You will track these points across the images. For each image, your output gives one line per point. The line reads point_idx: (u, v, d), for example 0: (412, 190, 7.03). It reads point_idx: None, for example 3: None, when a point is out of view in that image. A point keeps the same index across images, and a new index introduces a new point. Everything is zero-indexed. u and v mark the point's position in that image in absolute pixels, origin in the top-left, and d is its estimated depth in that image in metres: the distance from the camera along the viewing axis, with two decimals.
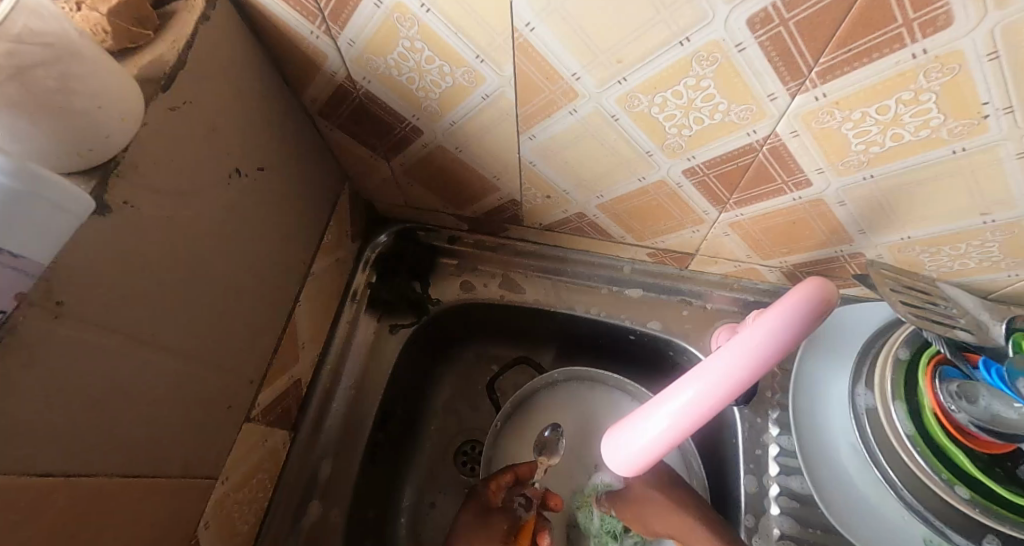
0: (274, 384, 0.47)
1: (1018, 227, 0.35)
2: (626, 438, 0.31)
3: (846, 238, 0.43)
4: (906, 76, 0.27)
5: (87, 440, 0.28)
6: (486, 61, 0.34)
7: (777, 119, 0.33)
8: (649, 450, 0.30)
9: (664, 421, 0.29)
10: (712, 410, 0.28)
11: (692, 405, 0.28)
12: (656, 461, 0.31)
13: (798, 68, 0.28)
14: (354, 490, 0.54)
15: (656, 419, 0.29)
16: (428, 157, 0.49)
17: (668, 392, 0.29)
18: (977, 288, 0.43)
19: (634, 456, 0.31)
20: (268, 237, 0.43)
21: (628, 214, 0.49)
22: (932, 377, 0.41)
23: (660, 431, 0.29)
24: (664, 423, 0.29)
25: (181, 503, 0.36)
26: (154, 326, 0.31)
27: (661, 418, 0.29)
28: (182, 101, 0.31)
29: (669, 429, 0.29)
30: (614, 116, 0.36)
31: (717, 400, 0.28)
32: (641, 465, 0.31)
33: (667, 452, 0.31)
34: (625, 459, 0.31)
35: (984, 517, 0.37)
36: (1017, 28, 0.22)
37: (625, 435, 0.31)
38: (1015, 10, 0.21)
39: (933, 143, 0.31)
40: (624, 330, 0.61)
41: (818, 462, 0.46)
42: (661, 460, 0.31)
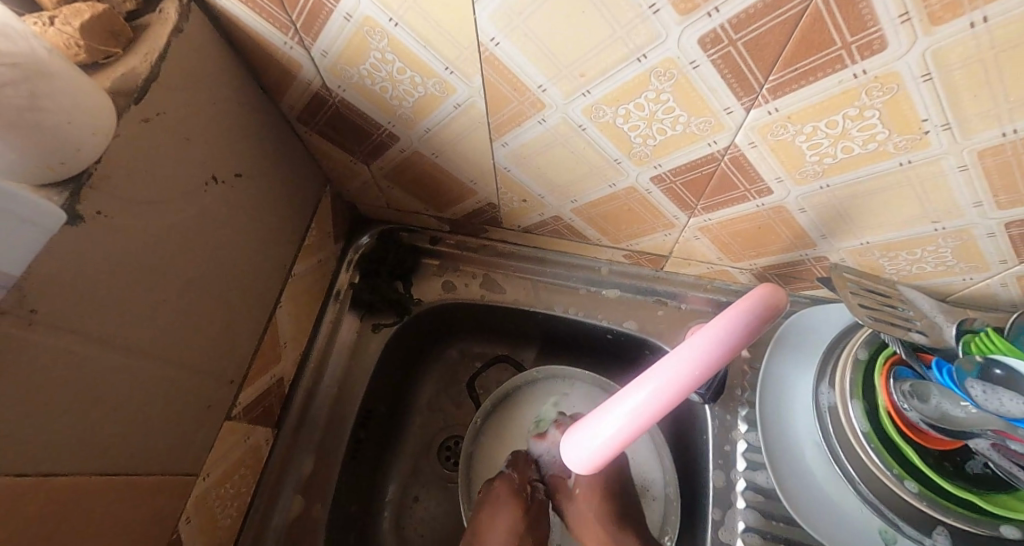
0: (255, 384, 0.48)
1: (967, 235, 0.36)
2: (583, 438, 0.32)
3: (810, 242, 0.44)
4: (849, 94, 0.28)
5: (64, 441, 0.29)
6: (454, 72, 0.35)
7: (735, 131, 0.34)
8: (604, 449, 0.32)
9: (616, 423, 0.30)
10: (663, 410, 0.29)
11: (641, 408, 0.29)
12: (613, 458, 0.33)
13: (749, 84, 0.29)
14: (337, 486, 0.55)
15: (609, 421, 0.31)
16: (406, 162, 0.50)
17: (620, 395, 0.30)
18: (934, 290, 0.44)
19: (591, 455, 0.32)
20: (247, 241, 0.44)
21: (602, 218, 0.50)
22: (887, 376, 0.43)
23: (613, 431, 0.31)
24: (616, 424, 0.30)
25: (161, 500, 0.37)
26: (131, 330, 0.32)
27: (616, 418, 0.30)
28: (155, 113, 0.32)
29: (621, 430, 0.30)
30: (581, 125, 0.37)
31: (665, 404, 0.29)
32: (597, 463, 0.32)
33: (622, 450, 0.32)
34: (582, 457, 0.33)
35: (931, 509, 0.40)
36: (945, 54, 0.23)
37: (583, 435, 0.32)
38: (942, 36, 0.22)
39: (881, 156, 0.32)
40: (602, 329, 0.62)
41: (782, 457, 0.48)
42: (618, 456, 0.32)
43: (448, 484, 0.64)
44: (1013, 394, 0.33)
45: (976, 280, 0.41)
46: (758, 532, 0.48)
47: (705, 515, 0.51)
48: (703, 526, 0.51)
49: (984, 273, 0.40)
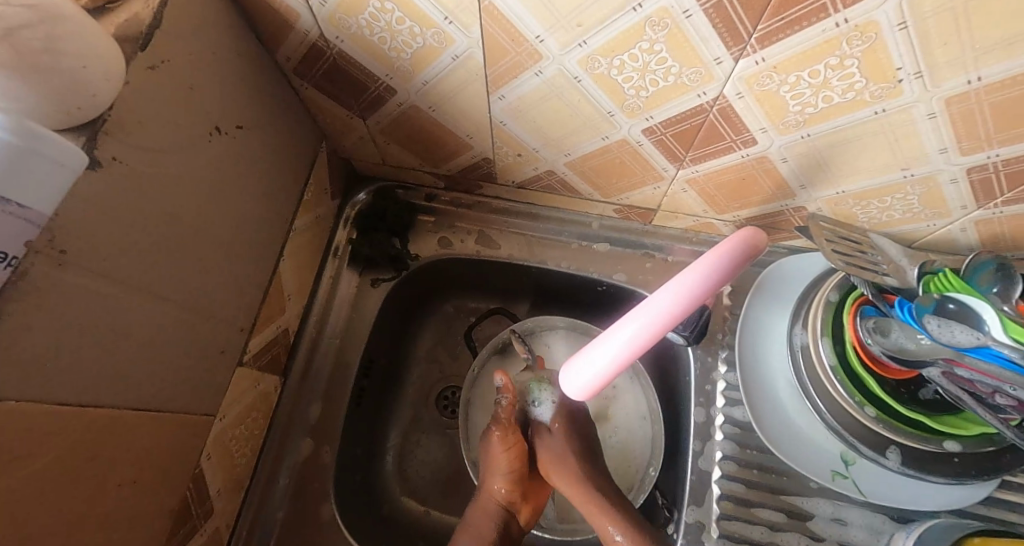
0: (263, 333, 0.50)
1: (933, 182, 0.39)
2: (578, 369, 0.35)
3: (790, 193, 0.47)
4: (831, 43, 0.30)
5: (94, 374, 0.31)
6: (454, 22, 0.35)
7: (724, 82, 0.36)
8: (597, 379, 0.35)
9: (607, 355, 0.33)
10: (652, 340, 0.32)
11: (633, 339, 0.32)
12: (607, 385, 0.36)
13: (739, 34, 0.31)
14: (343, 430, 0.58)
15: (604, 350, 0.33)
16: (402, 116, 0.51)
17: (611, 330, 0.33)
18: (901, 238, 0.48)
19: (583, 384, 0.35)
20: (250, 193, 0.44)
21: (594, 171, 0.52)
22: (855, 315, 0.47)
23: (605, 361, 0.33)
24: (610, 354, 0.33)
25: (184, 436, 0.40)
26: (151, 274, 0.34)
27: (609, 348, 0.33)
28: (160, 60, 0.32)
29: (610, 361, 0.33)
30: (577, 77, 0.38)
31: (650, 337, 0.32)
32: (592, 389, 0.35)
33: (611, 380, 0.35)
34: (577, 386, 0.36)
35: (886, 430, 0.44)
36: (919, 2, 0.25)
37: (579, 364, 0.35)
38: None
39: (858, 105, 0.34)
40: (594, 281, 0.65)
41: (759, 393, 0.52)
42: (610, 383, 0.35)
43: (448, 430, 0.68)
44: (964, 327, 0.38)
45: (939, 226, 0.44)
46: (735, 460, 0.52)
47: (686, 447, 0.55)
48: (683, 456, 0.56)
49: (946, 220, 0.43)
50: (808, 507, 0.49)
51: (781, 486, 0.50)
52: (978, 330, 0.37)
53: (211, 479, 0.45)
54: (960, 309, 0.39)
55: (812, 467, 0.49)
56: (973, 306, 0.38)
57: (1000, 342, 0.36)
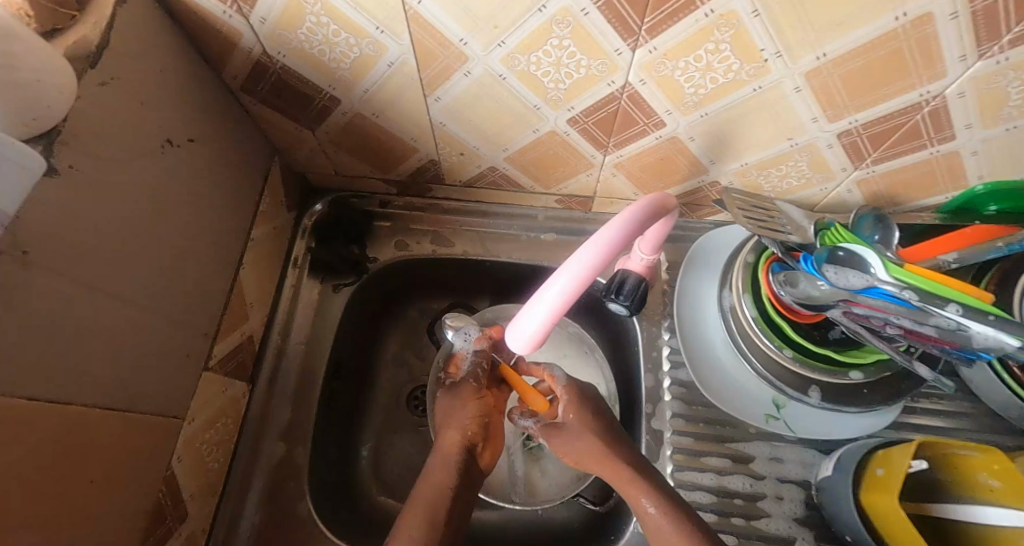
0: (227, 338, 0.51)
1: (815, 148, 0.47)
2: (519, 326, 0.38)
3: (703, 168, 0.53)
4: (705, 31, 0.36)
5: (64, 373, 0.32)
6: (385, 31, 0.39)
7: (627, 70, 0.41)
8: (536, 333, 0.38)
9: (547, 305, 0.36)
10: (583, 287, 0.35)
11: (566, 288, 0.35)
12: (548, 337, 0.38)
13: (630, 26, 0.36)
14: (315, 431, 0.60)
15: (542, 303, 0.36)
16: (349, 125, 0.54)
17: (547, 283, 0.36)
18: (805, 203, 0.57)
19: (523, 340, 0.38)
20: (206, 202, 0.47)
21: (532, 164, 0.57)
22: (767, 271, 0.52)
23: (544, 313, 0.36)
24: (548, 305, 0.36)
25: (154, 437, 0.41)
26: (114, 278, 0.36)
27: (546, 300, 0.36)
28: (110, 77, 0.35)
29: (545, 315, 0.36)
30: (501, 75, 0.43)
31: (578, 290, 0.35)
32: (533, 344, 0.38)
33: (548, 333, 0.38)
34: (519, 341, 0.38)
35: (804, 370, 0.50)
36: None
37: (521, 320, 0.38)
38: None
39: (739, 84, 0.40)
40: (545, 269, 0.69)
41: (697, 352, 0.57)
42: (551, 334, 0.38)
43: (420, 427, 0.70)
44: (856, 272, 0.44)
45: (831, 189, 0.53)
46: (683, 416, 0.57)
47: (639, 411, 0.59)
48: (638, 420, 0.59)
49: (834, 183, 0.52)
50: (749, 451, 0.54)
51: (725, 434, 0.55)
52: (867, 273, 0.44)
53: (183, 482, 0.46)
54: (850, 255, 0.45)
55: (748, 412, 0.55)
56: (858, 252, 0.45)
57: (883, 281, 0.43)
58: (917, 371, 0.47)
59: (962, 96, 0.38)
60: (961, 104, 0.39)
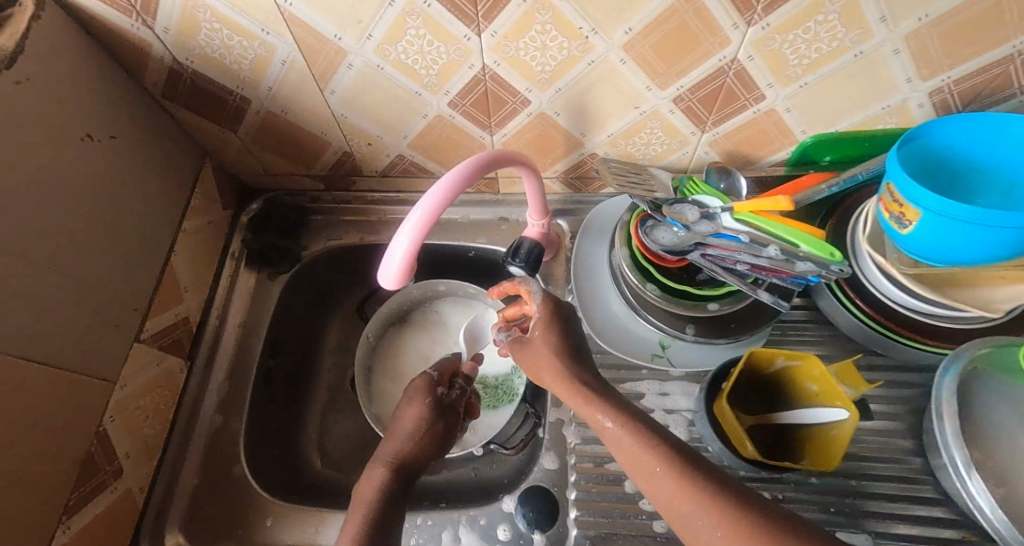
0: (159, 317, 0.57)
1: (660, 115, 0.55)
2: (384, 263, 0.41)
3: (578, 141, 0.61)
4: (530, 14, 0.44)
5: (3, 322, 0.39)
6: (270, 32, 0.46)
7: (481, 54, 0.48)
8: (401, 268, 0.41)
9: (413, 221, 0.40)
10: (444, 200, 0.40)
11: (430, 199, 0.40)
12: (415, 261, 0.41)
13: (468, 15, 0.44)
14: (251, 405, 0.65)
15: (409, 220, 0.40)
16: (263, 123, 0.61)
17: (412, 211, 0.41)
18: (675, 168, 0.65)
19: (393, 271, 0.41)
20: (132, 190, 0.53)
21: (432, 149, 0.64)
22: (638, 223, 0.59)
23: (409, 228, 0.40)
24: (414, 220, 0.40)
25: (87, 396, 0.46)
26: (38, 250, 0.42)
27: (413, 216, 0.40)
28: (26, 77, 0.41)
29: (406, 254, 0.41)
30: (379, 66, 0.50)
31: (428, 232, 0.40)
32: (397, 281, 0.41)
33: (416, 264, 0.42)
34: (386, 279, 0.42)
35: (672, 305, 0.57)
36: None
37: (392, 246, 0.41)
38: None
39: (575, 60, 0.48)
40: (464, 249, 0.76)
41: (593, 307, 0.65)
42: (418, 259, 0.41)
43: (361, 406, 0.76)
44: (693, 208, 0.56)
45: (691, 152, 0.61)
46: None
47: None
48: None
49: (689, 146, 0.60)
50: (641, 388, 0.60)
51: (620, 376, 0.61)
52: (714, 221, 0.55)
53: (117, 442, 0.51)
54: (705, 206, 0.56)
55: (637, 352, 0.61)
56: (711, 205, 0.56)
57: (723, 208, 0.55)
58: (760, 299, 0.54)
59: (751, 59, 0.47)
60: (754, 66, 0.47)
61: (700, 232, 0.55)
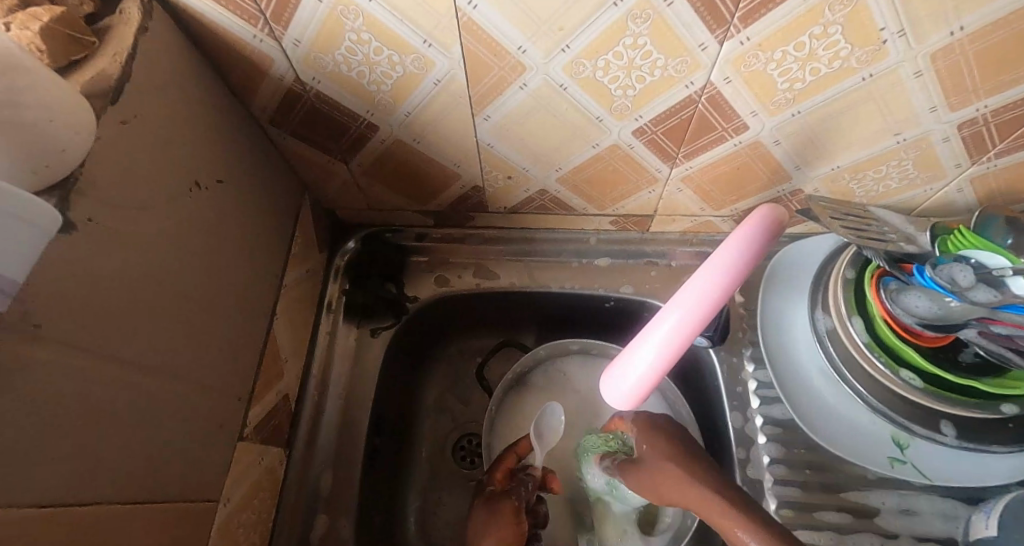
0: (261, 401, 0.47)
1: (926, 143, 0.41)
2: (609, 388, 0.34)
3: (786, 176, 0.47)
4: (814, 11, 0.30)
5: (94, 461, 0.28)
6: (433, 44, 0.35)
7: (710, 68, 0.36)
8: (630, 398, 0.33)
9: (661, 343, 0.31)
10: (705, 313, 0.30)
11: (687, 315, 0.30)
12: (654, 384, 0.33)
13: (721, 15, 0.31)
14: (357, 498, 0.54)
15: (654, 340, 0.31)
16: (386, 154, 0.49)
17: (657, 324, 0.31)
18: (901, 207, 0.50)
19: (626, 396, 0.34)
20: (237, 247, 0.42)
21: (587, 184, 0.51)
22: (877, 287, 0.45)
23: (653, 352, 0.31)
24: (662, 343, 0.31)
25: (183, 529, 0.36)
26: (140, 350, 0.31)
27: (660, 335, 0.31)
28: (133, 114, 0.30)
29: (640, 385, 0.33)
30: (562, 85, 0.38)
31: (669, 360, 0.31)
32: (628, 409, 0.34)
33: (655, 384, 0.33)
34: (612, 404, 0.35)
35: (935, 402, 0.43)
36: None
37: (626, 366, 0.33)
38: None
39: (846, 73, 0.35)
40: (601, 298, 0.63)
41: (794, 387, 0.50)
42: (659, 382, 0.33)
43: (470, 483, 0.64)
44: (964, 269, 0.40)
45: (938, 189, 0.46)
46: (785, 462, 0.49)
47: (729, 456, 0.52)
48: (727, 466, 0.52)
49: (941, 182, 0.45)
50: (872, 501, 0.47)
51: (838, 483, 0.48)
52: (1001, 290, 0.38)
53: None
54: (983, 267, 0.40)
55: (865, 455, 0.47)
56: (994, 265, 0.39)
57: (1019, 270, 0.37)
58: None
59: None
60: None
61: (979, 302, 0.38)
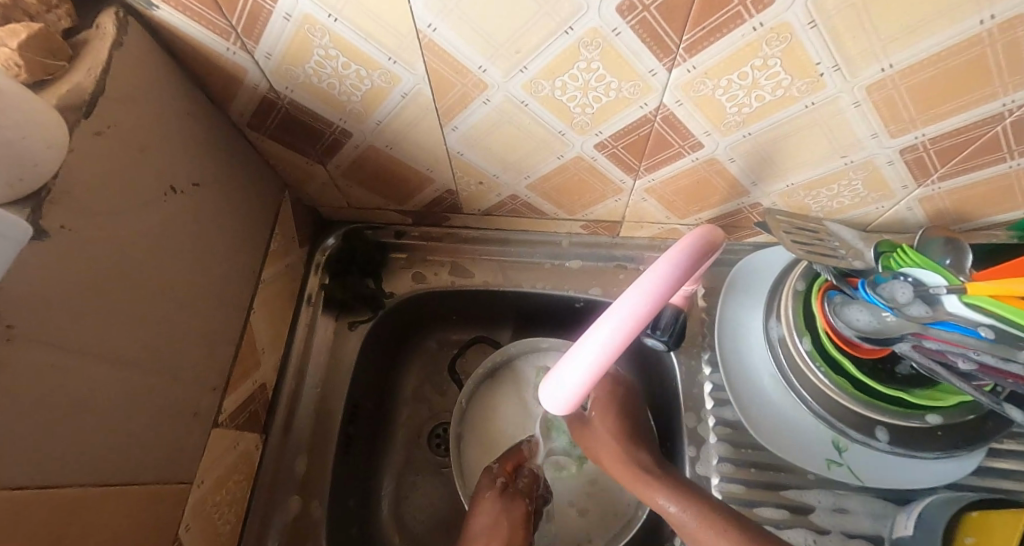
0: (237, 391, 0.49)
1: (872, 165, 0.42)
2: (547, 392, 0.36)
3: (744, 190, 0.49)
4: (753, 46, 0.32)
5: (70, 447, 0.31)
6: (398, 61, 0.37)
7: (662, 92, 0.37)
8: (567, 401, 0.36)
9: (601, 341, 0.32)
10: (643, 317, 0.32)
11: (626, 316, 0.31)
12: (593, 384, 0.35)
13: (667, 46, 0.33)
14: (330, 482, 0.57)
15: (594, 339, 0.32)
16: (361, 157, 0.51)
17: (597, 325, 0.32)
18: (856, 221, 0.52)
19: (566, 395, 0.35)
20: (213, 246, 0.44)
21: (556, 191, 0.53)
22: (822, 300, 0.48)
23: (594, 351, 0.33)
24: (602, 341, 0.32)
25: (157, 509, 0.39)
26: (114, 345, 0.33)
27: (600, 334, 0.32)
28: (106, 125, 0.32)
29: (573, 391, 0.35)
30: (524, 102, 0.40)
31: (600, 371, 0.34)
32: (566, 408, 0.36)
33: (592, 386, 0.35)
34: (550, 406, 0.37)
35: (870, 410, 0.46)
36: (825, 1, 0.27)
37: (568, 365, 0.34)
38: None
39: (789, 100, 0.37)
40: (572, 299, 0.65)
41: (745, 392, 0.52)
42: (597, 383, 0.35)
43: (442, 469, 0.67)
44: (903, 285, 0.41)
45: (889, 207, 0.48)
46: (732, 461, 0.53)
47: (681, 453, 0.55)
48: (680, 463, 0.55)
49: (892, 200, 0.47)
50: (809, 500, 0.50)
51: (779, 482, 0.51)
52: (934, 307, 0.40)
53: None
54: (920, 283, 0.41)
55: (808, 458, 0.50)
56: (932, 282, 0.41)
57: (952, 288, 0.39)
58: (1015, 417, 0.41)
59: None
60: None
61: (912, 317, 0.40)
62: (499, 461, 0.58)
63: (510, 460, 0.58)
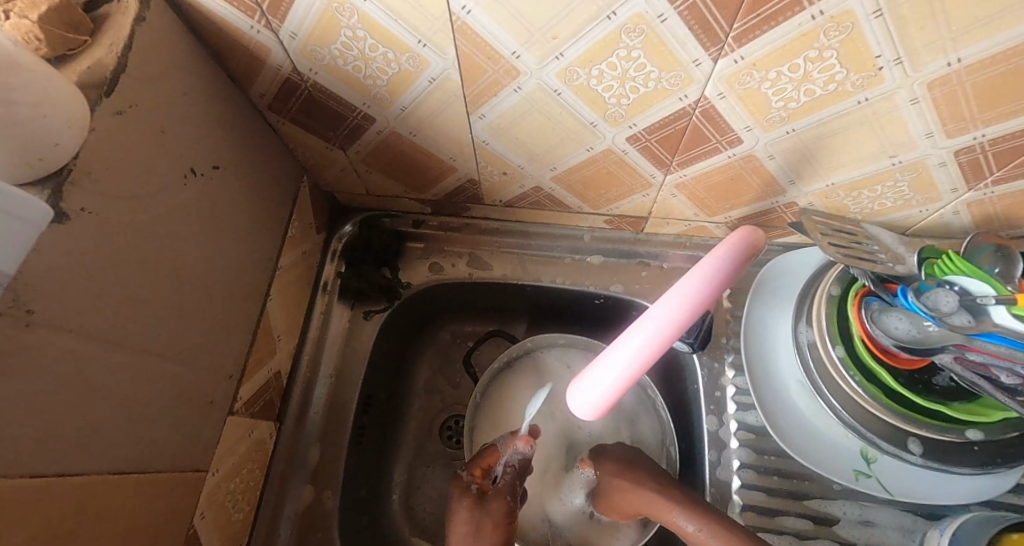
0: (253, 379, 0.49)
1: (922, 166, 0.40)
2: (576, 396, 0.34)
3: (780, 189, 0.47)
4: (808, 35, 0.30)
5: (86, 435, 0.30)
6: (428, 44, 0.35)
7: (704, 83, 0.35)
8: (596, 406, 0.34)
9: (638, 344, 0.31)
10: (682, 320, 0.30)
11: (665, 319, 0.30)
12: (625, 390, 0.33)
13: (716, 34, 0.31)
14: (343, 472, 0.57)
15: (631, 341, 0.31)
16: (383, 144, 0.50)
17: (634, 327, 0.31)
18: (895, 225, 0.50)
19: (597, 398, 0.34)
20: (232, 231, 0.43)
21: (581, 184, 0.51)
22: (858, 306, 0.46)
23: (630, 354, 0.31)
24: (638, 343, 0.31)
25: (172, 497, 0.38)
26: (132, 331, 0.33)
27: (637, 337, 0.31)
28: (127, 105, 0.31)
29: (604, 395, 0.33)
30: (556, 90, 0.38)
31: (634, 375, 0.32)
32: (595, 414, 0.34)
33: (624, 392, 0.34)
34: (577, 411, 0.35)
35: (905, 423, 0.44)
36: None
37: (600, 368, 0.33)
38: None
39: (841, 95, 0.34)
40: (592, 295, 0.64)
41: (771, 398, 0.51)
42: (628, 389, 0.33)
43: (453, 461, 0.67)
44: (948, 294, 0.39)
45: (933, 211, 0.46)
46: (753, 467, 0.52)
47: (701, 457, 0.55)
48: (700, 467, 0.54)
49: (938, 204, 0.44)
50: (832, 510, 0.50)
51: (802, 491, 0.50)
52: (980, 318, 0.38)
53: (206, 535, 0.44)
54: (967, 293, 0.39)
55: (835, 468, 0.48)
56: (978, 291, 0.39)
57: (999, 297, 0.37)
58: None
59: None
60: None
61: (954, 327, 0.38)
62: (468, 466, 0.53)
63: (480, 464, 0.53)
